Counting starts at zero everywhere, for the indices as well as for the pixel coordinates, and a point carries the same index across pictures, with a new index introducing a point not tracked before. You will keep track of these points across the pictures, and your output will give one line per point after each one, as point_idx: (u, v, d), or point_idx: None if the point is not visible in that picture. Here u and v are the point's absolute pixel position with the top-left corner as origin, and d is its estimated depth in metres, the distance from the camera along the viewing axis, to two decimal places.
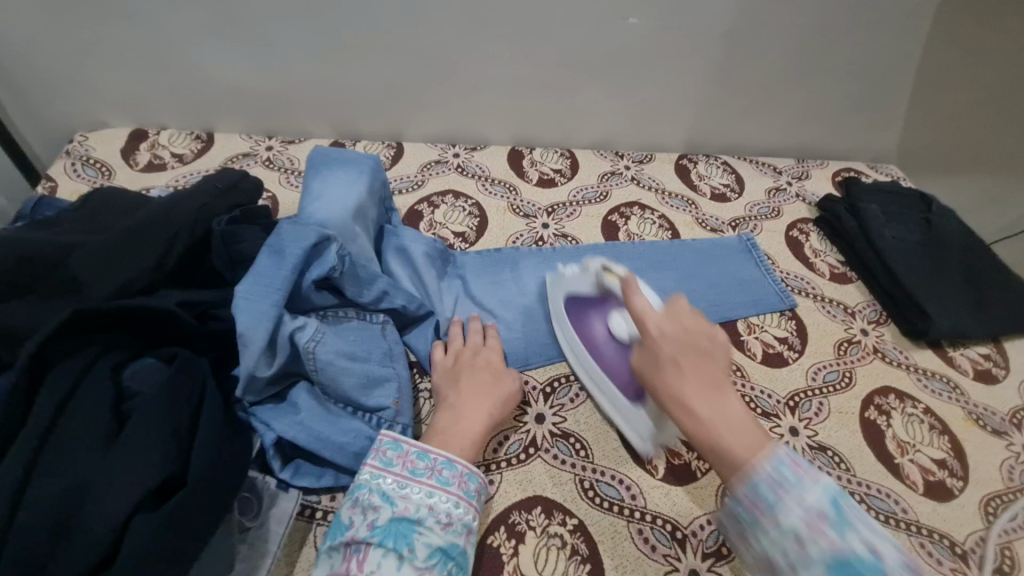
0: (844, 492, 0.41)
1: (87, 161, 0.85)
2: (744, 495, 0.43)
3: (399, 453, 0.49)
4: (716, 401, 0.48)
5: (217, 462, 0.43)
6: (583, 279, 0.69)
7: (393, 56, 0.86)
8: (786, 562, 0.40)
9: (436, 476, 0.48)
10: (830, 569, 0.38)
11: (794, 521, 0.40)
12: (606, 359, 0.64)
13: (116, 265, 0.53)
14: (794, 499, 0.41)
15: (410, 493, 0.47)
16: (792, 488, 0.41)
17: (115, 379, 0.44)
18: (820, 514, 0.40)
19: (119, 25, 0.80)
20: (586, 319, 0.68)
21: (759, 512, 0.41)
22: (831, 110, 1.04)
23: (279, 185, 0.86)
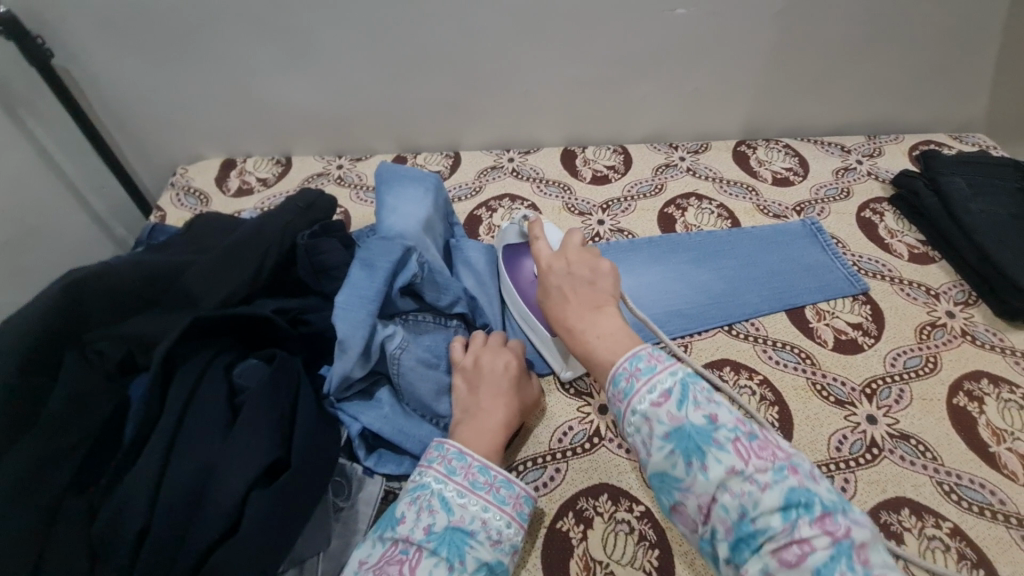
0: (693, 375, 0.44)
1: (189, 190, 0.97)
2: (610, 391, 0.46)
3: (462, 464, 0.52)
4: (596, 317, 0.52)
5: (313, 445, 0.49)
6: (513, 230, 0.74)
7: (447, 71, 0.91)
8: (642, 442, 0.43)
9: (494, 493, 0.52)
10: (674, 443, 0.41)
11: (665, 446, 0.41)
12: (530, 299, 0.71)
13: (221, 278, 0.61)
14: (640, 392, 0.44)
15: (468, 504, 0.50)
16: (641, 373, 0.44)
17: (228, 376, 0.51)
18: (666, 396, 0.43)
19: (209, 66, 0.90)
20: (518, 265, 0.73)
21: (621, 404, 0.45)
22: (905, 80, 0.98)
23: (350, 201, 0.94)
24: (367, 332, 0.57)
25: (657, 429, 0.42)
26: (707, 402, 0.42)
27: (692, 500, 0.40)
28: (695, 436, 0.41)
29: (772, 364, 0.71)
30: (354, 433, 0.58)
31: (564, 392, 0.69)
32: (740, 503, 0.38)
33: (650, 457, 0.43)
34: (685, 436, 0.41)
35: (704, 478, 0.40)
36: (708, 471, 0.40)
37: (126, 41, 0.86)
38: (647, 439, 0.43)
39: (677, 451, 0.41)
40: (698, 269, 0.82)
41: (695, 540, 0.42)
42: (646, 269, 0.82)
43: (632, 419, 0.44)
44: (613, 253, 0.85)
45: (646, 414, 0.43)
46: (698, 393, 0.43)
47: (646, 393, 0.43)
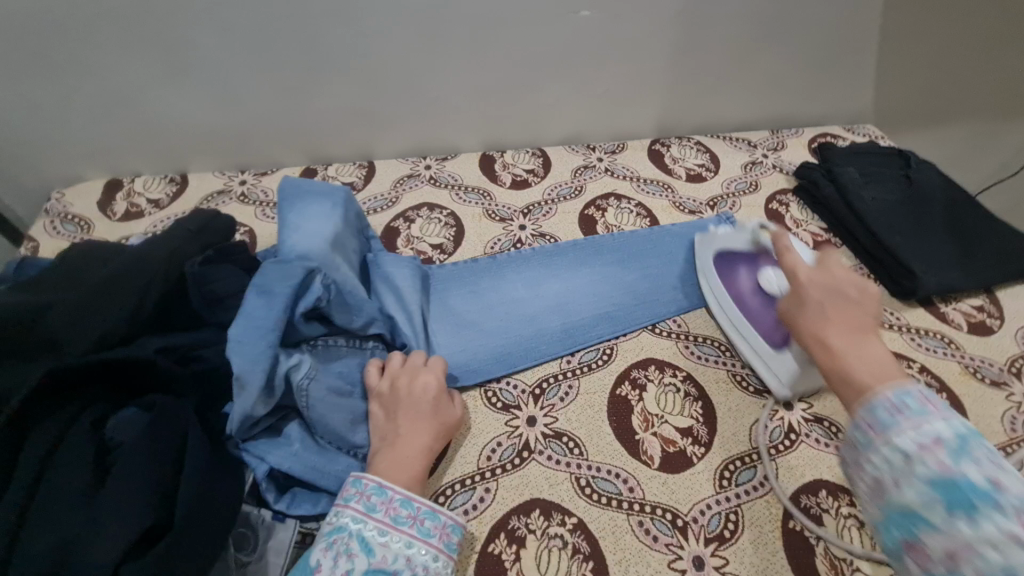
0: (979, 433, 0.37)
1: (66, 217, 0.86)
2: (859, 419, 0.40)
3: (383, 499, 0.50)
4: (869, 345, 0.45)
5: (201, 501, 0.44)
6: (737, 237, 0.74)
7: (351, 77, 0.87)
8: (891, 482, 0.37)
9: (418, 526, 0.49)
10: (932, 486, 0.35)
11: (903, 441, 0.37)
12: (756, 312, 0.69)
13: (91, 319, 0.55)
14: (908, 419, 0.38)
15: (389, 543, 0.48)
16: (912, 411, 0.38)
17: (95, 434, 0.45)
18: (934, 437, 0.36)
19: (81, 79, 0.81)
20: (736, 273, 0.73)
21: (873, 433, 0.39)
22: (800, 76, 1.03)
23: (255, 219, 0.87)
24: (268, 365, 0.52)
25: (917, 470, 0.36)
26: (993, 464, 0.35)
27: (889, 475, 0.37)
28: (968, 488, 0.34)
29: (694, 359, 0.72)
30: (261, 474, 0.53)
31: (491, 407, 0.66)
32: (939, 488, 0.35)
33: (899, 496, 0.36)
34: (952, 485, 0.34)
35: (924, 468, 0.36)
36: (981, 529, 0.32)
37: None
38: (901, 477, 0.36)
39: (940, 500, 0.34)
40: (622, 270, 0.83)
41: None
42: (567, 272, 0.82)
43: (886, 452, 0.37)
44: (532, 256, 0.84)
45: (907, 453, 0.37)
46: (981, 451, 0.35)
47: (914, 430, 0.37)
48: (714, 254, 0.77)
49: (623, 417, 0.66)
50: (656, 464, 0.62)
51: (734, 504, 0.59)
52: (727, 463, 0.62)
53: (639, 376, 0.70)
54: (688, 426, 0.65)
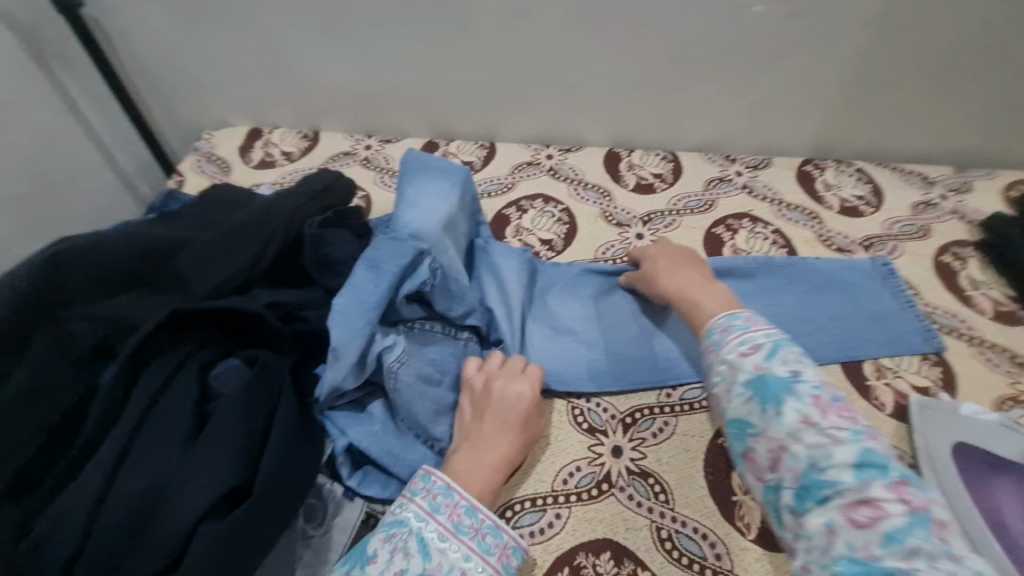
0: (789, 340, 0.46)
1: (211, 157, 0.93)
2: (704, 344, 0.50)
3: (448, 501, 0.46)
4: None
5: (283, 472, 0.43)
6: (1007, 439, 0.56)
7: (490, 53, 0.84)
8: (725, 392, 0.45)
9: (478, 540, 0.45)
10: (751, 389, 0.43)
11: (729, 354, 0.46)
12: None
13: (216, 263, 0.57)
14: (742, 335, 0.47)
15: (447, 551, 0.44)
16: (735, 329, 0.48)
17: (202, 379, 0.46)
18: (756, 348, 0.45)
19: (244, 29, 0.85)
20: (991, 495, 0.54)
21: (710, 352, 0.48)
22: (1012, 109, 0.85)
23: (374, 185, 0.88)
24: (364, 341, 0.51)
25: (739, 376, 0.44)
26: (795, 361, 0.44)
27: (724, 388, 0.45)
28: (774, 385, 0.42)
29: None
30: (340, 448, 0.53)
31: (575, 426, 0.62)
32: (750, 377, 0.44)
33: (728, 404, 0.44)
34: (764, 383, 0.43)
35: (744, 372, 0.44)
36: (781, 417, 0.41)
37: None
38: (729, 386, 0.45)
39: (754, 398, 0.43)
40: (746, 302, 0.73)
41: (761, 492, 0.42)
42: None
43: (720, 368, 0.46)
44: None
45: (732, 362, 0.45)
46: (788, 353, 0.44)
47: (737, 344, 0.46)
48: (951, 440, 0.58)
49: (721, 472, 0.58)
50: (753, 536, 0.54)
51: None
52: None
53: None
54: None
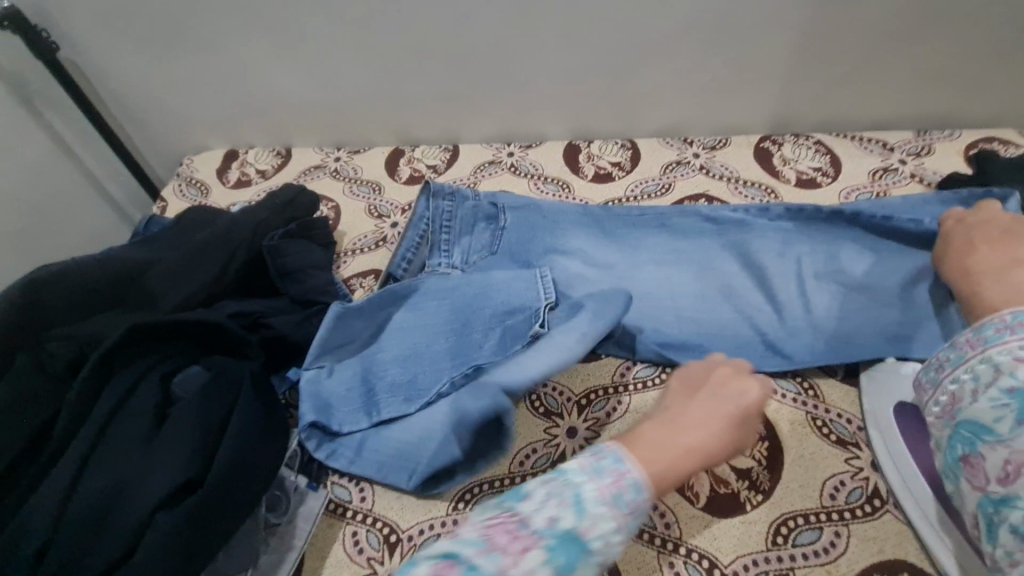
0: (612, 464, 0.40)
1: (191, 181, 0.98)
2: (967, 336, 0.48)
3: (616, 468, 0.40)
4: None
5: (237, 465, 0.47)
6: None
7: (442, 60, 0.87)
8: (970, 393, 0.45)
9: (621, 516, 0.38)
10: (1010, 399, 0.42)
11: (1001, 358, 0.44)
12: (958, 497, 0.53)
13: (182, 280, 0.61)
14: (1003, 344, 0.44)
15: (603, 519, 0.38)
16: (1013, 332, 0.44)
17: (164, 387, 0.51)
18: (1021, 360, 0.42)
19: (209, 57, 0.90)
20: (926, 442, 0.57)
21: (972, 347, 0.47)
22: (964, 69, 0.85)
23: (343, 195, 0.92)
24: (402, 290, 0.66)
25: (1003, 381, 0.43)
26: None
27: (970, 387, 0.45)
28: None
29: (768, 393, 0.64)
30: (304, 420, 0.58)
31: (532, 411, 0.64)
32: (1004, 394, 0.42)
33: (971, 406, 0.44)
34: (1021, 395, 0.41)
35: (1010, 381, 0.42)
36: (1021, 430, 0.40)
37: (129, 34, 0.87)
38: (983, 388, 0.44)
39: (1013, 407, 0.41)
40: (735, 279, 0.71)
41: (975, 501, 0.43)
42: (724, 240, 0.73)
43: (981, 364, 0.45)
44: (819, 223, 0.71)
45: (1000, 366, 0.43)
46: None
47: (1016, 347, 0.43)
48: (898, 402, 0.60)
49: None
50: (701, 504, 0.56)
51: (784, 566, 0.52)
52: (785, 518, 0.55)
53: None
54: (747, 468, 0.58)
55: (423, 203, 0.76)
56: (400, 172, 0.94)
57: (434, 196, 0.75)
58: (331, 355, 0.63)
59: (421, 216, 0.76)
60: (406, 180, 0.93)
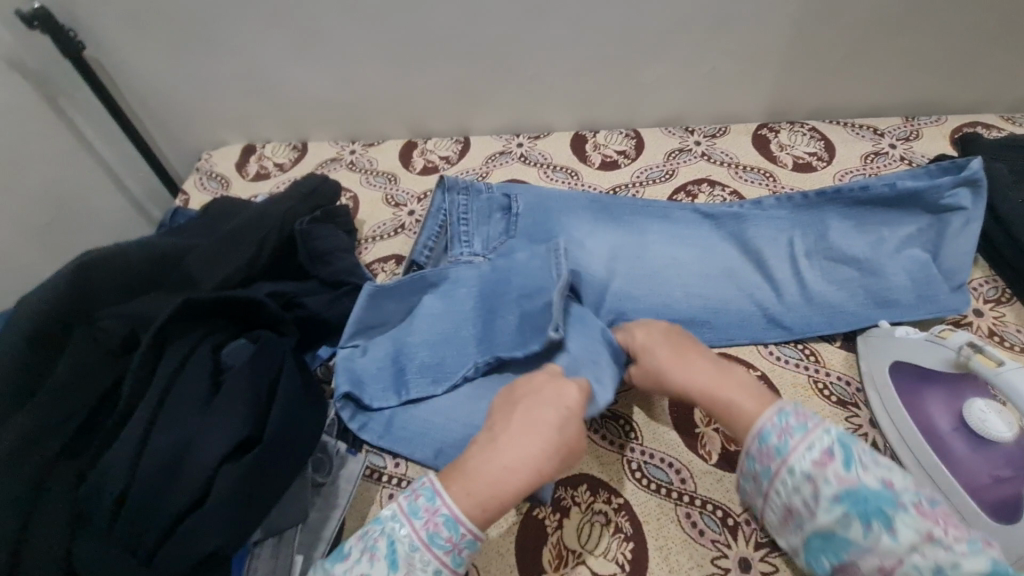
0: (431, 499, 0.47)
1: (211, 175, 1.01)
2: (754, 447, 0.48)
3: (429, 506, 0.47)
4: None
5: (288, 424, 0.51)
6: (931, 352, 0.60)
7: (454, 55, 0.91)
8: (805, 506, 0.45)
9: (452, 554, 0.47)
10: (841, 500, 0.44)
11: (803, 464, 0.45)
12: (959, 454, 0.56)
13: (219, 262, 0.65)
14: (801, 438, 0.46)
15: (416, 563, 0.46)
16: (795, 431, 0.47)
17: (215, 356, 0.55)
18: (829, 455, 0.45)
19: (228, 56, 0.93)
20: (923, 403, 0.60)
21: (770, 461, 0.47)
22: (949, 57, 0.89)
23: (361, 185, 0.95)
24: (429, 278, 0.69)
25: (824, 489, 0.44)
26: (876, 465, 0.45)
27: (798, 501, 0.46)
28: (872, 499, 0.43)
29: (772, 360, 0.69)
30: (339, 393, 0.62)
31: None
32: (846, 499, 0.44)
33: (814, 519, 0.45)
34: (855, 494, 0.43)
35: (828, 487, 0.44)
36: (895, 534, 0.42)
37: (151, 33, 0.91)
38: (816, 500, 0.45)
39: (850, 512, 0.43)
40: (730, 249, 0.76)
41: None
42: (746, 222, 0.77)
43: (791, 477, 0.46)
44: (809, 208, 0.76)
45: (809, 473, 0.45)
46: (864, 453, 0.45)
47: (806, 451, 0.46)
48: (891, 360, 0.63)
49: (684, 409, 0.65)
50: (713, 461, 0.61)
51: None
52: None
53: None
54: None
55: (440, 196, 0.79)
56: (414, 163, 0.98)
57: (449, 190, 0.78)
58: (361, 335, 0.67)
59: (439, 208, 0.79)
60: (420, 170, 0.97)
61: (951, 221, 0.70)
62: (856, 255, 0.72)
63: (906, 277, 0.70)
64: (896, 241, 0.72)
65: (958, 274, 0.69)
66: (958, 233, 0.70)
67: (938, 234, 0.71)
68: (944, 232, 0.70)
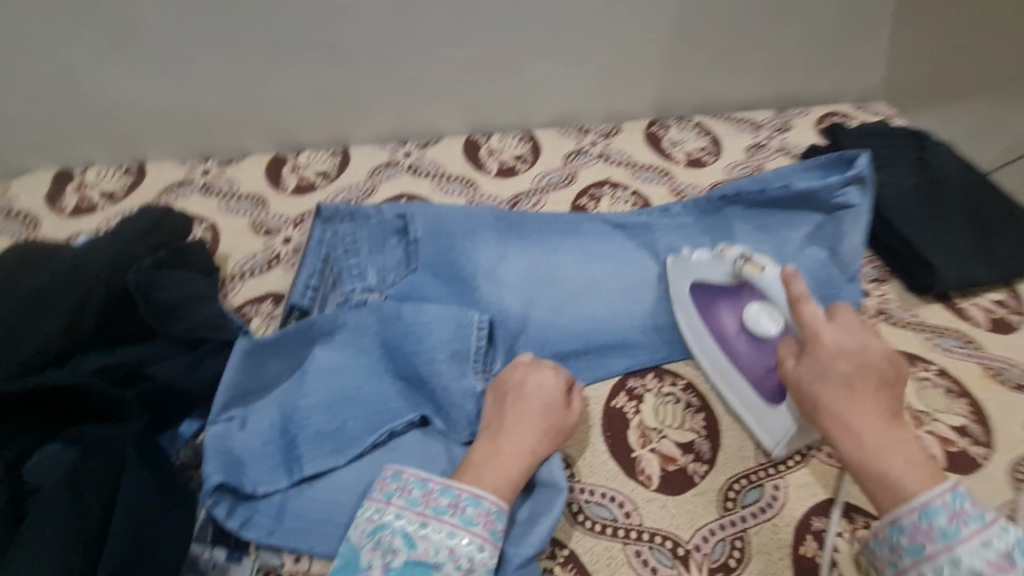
0: (423, 482, 0.48)
1: (10, 213, 0.80)
2: (909, 523, 0.42)
3: (423, 491, 0.47)
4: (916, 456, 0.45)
5: (138, 549, 0.40)
6: (714, 269, 0.65)
7: (321, 54, 0.80)
8: None
9: (460, 515, 0.46)
10: None
11: (975, 562, 0.40)
12: (744, 356, 0.61)
13: (21, 336, 0.49)
14: (975, 532, 0.41)
15: (429, 535, 0.45)
16: (972, 520, 0.41)
17: (14, 476, 0.42)
18: (1003, 563, 0.40)
19: (19, 55, 0.74)
20: (717, 316, 0.64)
21: (930, 542, 0.42)
22: (808, 50, 0.95)
23: (219, 212, 0.80)
24: (311, 328, 0.59)
25: None
26: None
27: None
28: None
29: (697, 365, 0.66)
30: (211, 484, 0.51)
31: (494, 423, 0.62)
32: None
33: None
34: None
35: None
36: None
37: None
38: None
39: None
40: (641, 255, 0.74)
41: None
42: (658, 232, 0.76)
43: (952, 569, 0.40)
44: (712, 212, 0.77)
45: (981, 575, 0.40)
46: None
47: (980, 547, 0.40)
48: (691, 283, 0.66)
49: (618, 432, 0.60)
50: (654, 486, 0.57)
51: (738, 528, 0.54)
52: (733, 481, 0.57)
53: (636, 385, 0.65)
54: (690, 441, 0.60)
55: (319, 229, 0.71)
56: (285, 182, 0.84)
57: (330, 220, 0.71)
58: (238, 404, 0.56)
59: (321, 243, 0.71)
60: (293, 190, 0.84)
61: (843, 218, 0.73)
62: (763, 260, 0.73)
63: (810, 276, 0.72)
64: (797, 241, 0.74)
65: (853, 262, 0.72)
66: (851, 229, 0.73)
67: (835, 232, 0.73)
68: (839, 228, 0.73)
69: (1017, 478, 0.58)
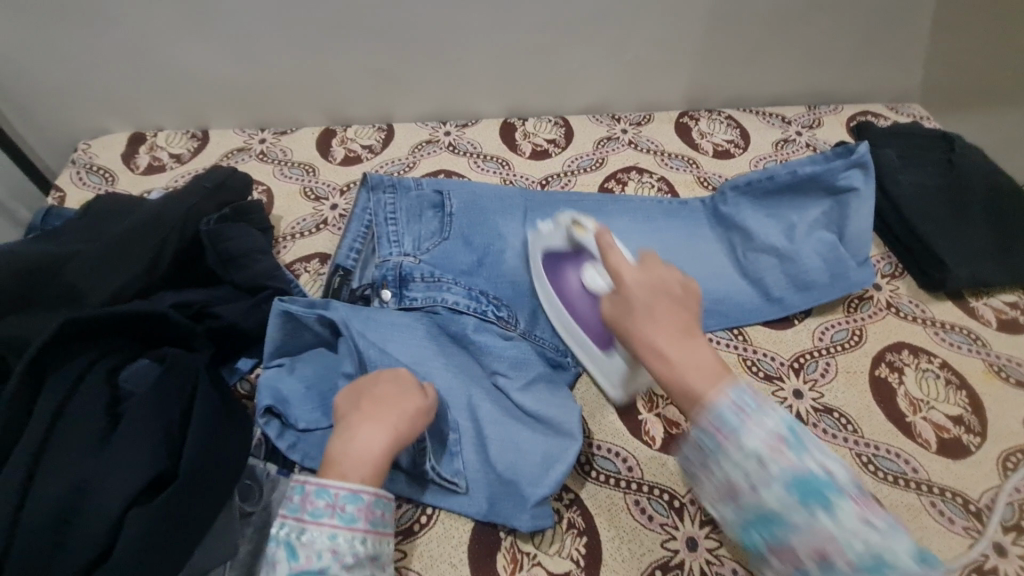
0: (298, 488, 0.48)
1: (91, 168, 0.89)
2: (705, 421, 0.43)
3: (302, 495, 0.48)
4: (692, 346, 0.47)
5: (208, 452, 0.48)
6: (556, 235, 0.69)
7: (372, 37, 0.85)
8: (747, 484, 0.41)
9: (338, 514, 0.47)
10: (790, 488, 0.40)
11: (756, 444, 0.41)
12: (584, 315, 0.65)
13: (108, 272, 0.57)
14: (734, 442, 0.42)
15: (312, 540, 0.46)
16: (750, 409, 0.42)
17: (111, 385, 0.50)
18: (749, 411, 0.42)
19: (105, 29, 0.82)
20: (564, 277, 0.67)
21: (723, 437, 0.42)
22: (844, 49, 0.97)
23: (272, 177, 0.88)
24: None
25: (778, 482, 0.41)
26: (816, 455, 0.41)
27: (739, 480, 0.42)
28: (820, 488, 0.40)
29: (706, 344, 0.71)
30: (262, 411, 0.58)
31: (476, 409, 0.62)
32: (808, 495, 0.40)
33: (756, 496, 0.41)
34: (806, 484, 0.40)
35: (778, 468, 0.41)
36: (775, 466, 0.41)
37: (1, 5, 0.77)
38: (726, 452, 0.42)
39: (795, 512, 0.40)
40: (649, 239, 0.79)
41: (736, 530, 0.43)
42: (672, 222, 0.80)
43: (732, 454, 0.42)
44: (723, 205, 0.79)
45: (757, 454, 0.41)
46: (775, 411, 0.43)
47: (758, 432, 0.42)
48: (541, 251, 0.70)
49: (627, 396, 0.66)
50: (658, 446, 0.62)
51: None
52: None
53: None
54: None
55: (365, 197, 0.76)
56: (333, 154, 0.91)
57: (374, 189, 0.75)
58: (286, 350, 0.62)
59: (364, 209, 0.76)
60: (340, 160, 0.90)
61: (848, 202, 0.74)
62: (774, 244, 0.74)
63: (819, 259, 0.73)
64: (806, 226, 0.75)
65: (864, 248, 0.73)
66: (857, 212, 0.73)
67: (841, 216, 0.74)
68: (845, 212, 0.74)
69: (1006, 467, 0.61)
